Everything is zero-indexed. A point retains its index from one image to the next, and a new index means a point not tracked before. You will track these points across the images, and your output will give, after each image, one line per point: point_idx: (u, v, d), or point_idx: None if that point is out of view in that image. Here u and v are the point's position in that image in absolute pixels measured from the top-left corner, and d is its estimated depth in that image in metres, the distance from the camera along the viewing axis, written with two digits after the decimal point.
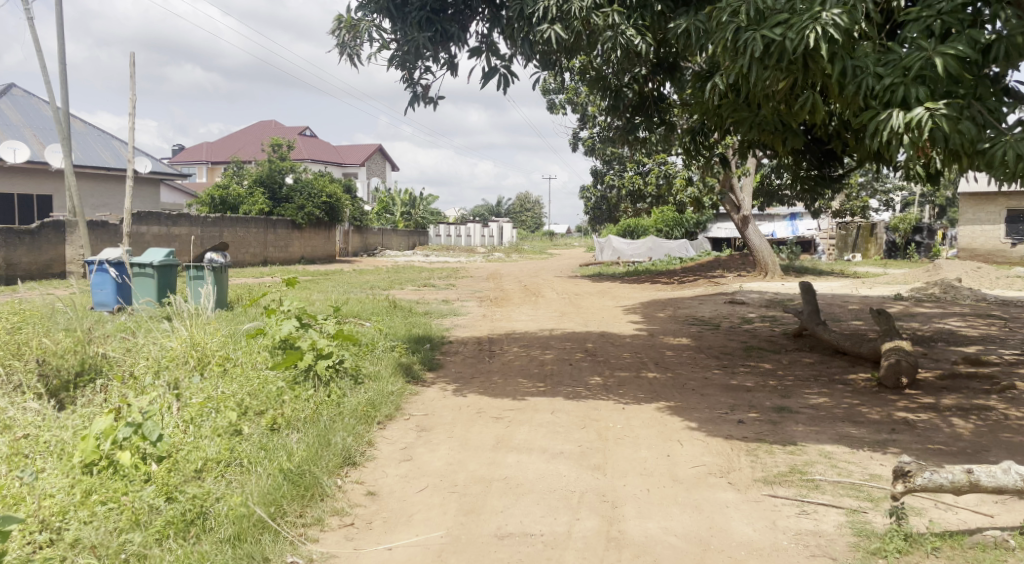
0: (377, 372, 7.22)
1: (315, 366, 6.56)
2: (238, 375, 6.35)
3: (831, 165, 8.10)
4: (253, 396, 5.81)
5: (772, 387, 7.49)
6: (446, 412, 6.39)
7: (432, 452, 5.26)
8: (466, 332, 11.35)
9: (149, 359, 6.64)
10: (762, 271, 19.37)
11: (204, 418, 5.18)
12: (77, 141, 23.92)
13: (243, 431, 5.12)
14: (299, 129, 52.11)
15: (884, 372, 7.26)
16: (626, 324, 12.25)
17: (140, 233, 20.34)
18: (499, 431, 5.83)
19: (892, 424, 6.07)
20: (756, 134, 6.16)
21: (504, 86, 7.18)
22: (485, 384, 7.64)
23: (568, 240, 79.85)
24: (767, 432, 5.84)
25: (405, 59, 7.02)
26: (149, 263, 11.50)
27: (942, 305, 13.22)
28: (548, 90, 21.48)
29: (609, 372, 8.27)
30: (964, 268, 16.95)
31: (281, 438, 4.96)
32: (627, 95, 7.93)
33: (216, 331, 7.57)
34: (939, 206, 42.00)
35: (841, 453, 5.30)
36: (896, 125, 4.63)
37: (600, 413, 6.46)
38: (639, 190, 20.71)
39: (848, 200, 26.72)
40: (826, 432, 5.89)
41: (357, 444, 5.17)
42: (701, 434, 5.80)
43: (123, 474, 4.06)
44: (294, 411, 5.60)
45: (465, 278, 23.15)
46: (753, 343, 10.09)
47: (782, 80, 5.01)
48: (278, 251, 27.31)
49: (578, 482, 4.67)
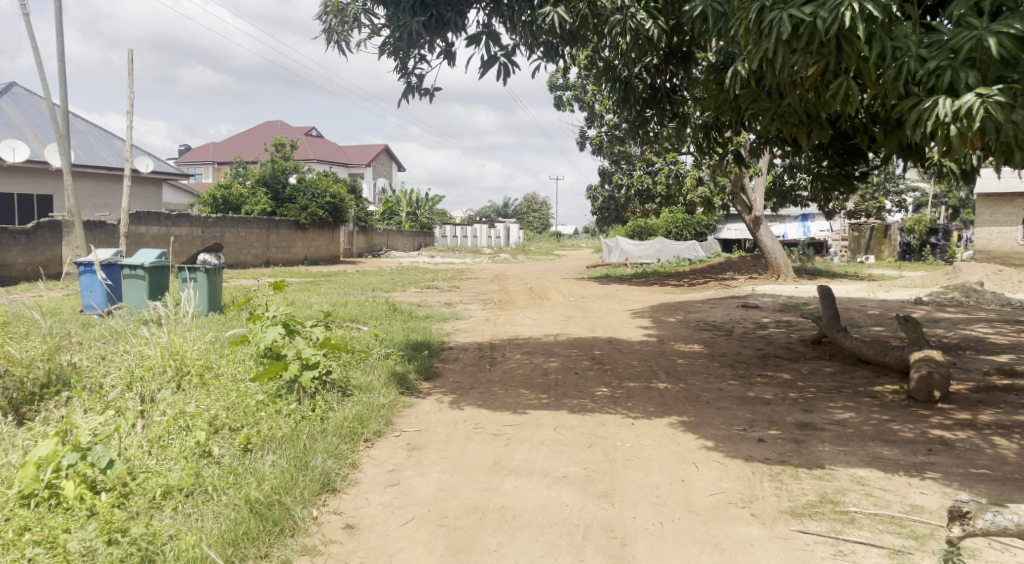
0: (368, 383, 6.74)
1: (300, 378, 6.06)
2: (217, 388, 5.86)
3: (857, 163, 7.51)
4: (229, 410, 5.33)
5: (793, 400, 6.97)
6: (441, 428, 5.89)
7: (421, 475, 4.76)
8: (467, 338, 10.83)
9: (123, 367, 6.18)
10: (775, 274, 18.83)
11: (172, 440, 4.70)
12: (77, 139, 23.54)
13: (212, 452, 4.62)
14: (304, 129, 51.75)
15: (915, 384, 6.74)
16: (635, 329, 11.74)
17: (140, 234, 19.97)
18: (497, 450, 5.33)
19: (928, 445, 5.54)
20: (778, 126, 5.62)
21: (504, 76, 6.69)
22: (483, 396, 7.13)
23: (574, 241, 79.12)
24: (791, 453, 5.32)
25: (397, 47, 6.50)
26: (139, 265, 11.02)
27: (966, 310, 12.64)
28: (555, 86, 20.95)
29: (618, 382, 7.75)
30: (985, 271, 16.33)
31: (254, 461, 4.48)
32: (638, 87, 7.40)
33: (199, 338, 7.12)
34: (952, 206, 41.25)
35: (876, 479, 4.78)
36: (943, 114, 4.12)
37: (606, 429, 5.95)
38: (648, 190, 20.08)
39: (863, 201, 26.13)
40: (856, 453, 5.35)
41: (339, 467, 4.69)
42: (719, 454, 5.28)
43: (67, 508, 3.59)
44: (274, 426, 5.12)
45: (469, 280, 22.63)
46: (769, 351, 9.55)
47: (812, 65, 4.49)
48: (281, 252, 26.89)
49: (582, 514, 4.17)
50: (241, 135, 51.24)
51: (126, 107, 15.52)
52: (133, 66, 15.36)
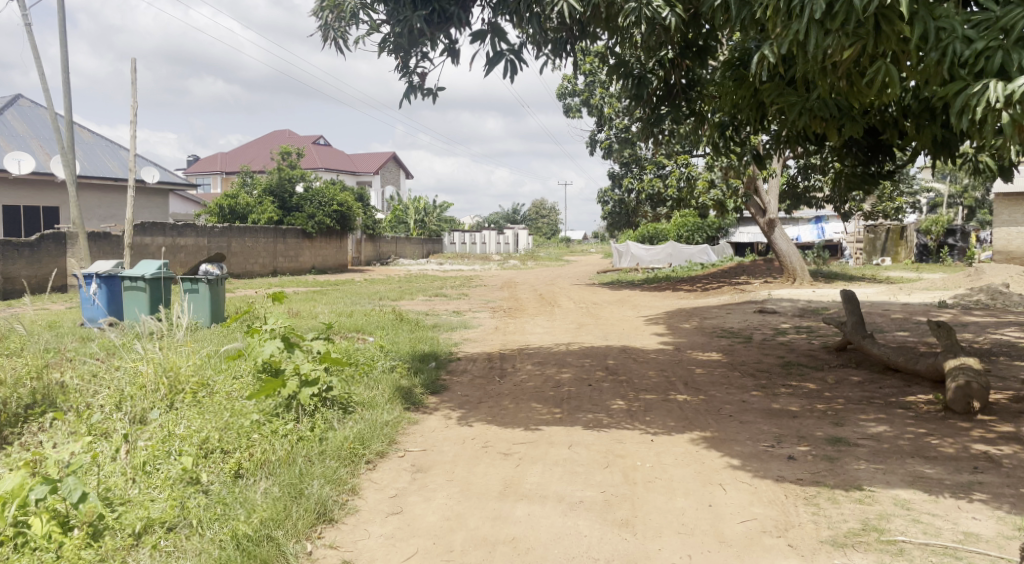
0: (371, 399, 6.39)
1: (299, 395, 5.70)
2: (211, 407, 5.51)
3: (881, 160, 7.08)
4: (223, 431, 4.99)
5: (821, 413, 6.55)
6: (448, 447, 5.54)
7: (426, 502, 4.40)
8: (476, 348, 10.47)
9: (113, 387, 5.85)
10: (791, 277, 18.41)
11: (158, 466, 4.35)
12: (83, 151, 23.40)
13: (201, 479, 4.27)
14: (311, 138, 51.64)
15: (952, 394, 6.34)
16: (650, 337, 11.35)
17: (145, 244, 19.80)
18: (508, 472, 4.96)
19: (973, 461, 5.13)
20: (807, 120, 5.20)
21: (511, 73, 6.35)
22: (493, 411, 6.75)
23: (583, 246, 78.88)
24: (825, 473, 4.93)
25: (399, 44, 6.19)
26: (139, 276, 10.76)
27: (993, 313, 12.13)
28: (562, 92, 20.65)
29: (634, 394, 7.37)
30: (1010, 272, 15.79)
31: (245, 490, 4.12)
32: (652, 82, 7.06)
33: (193, 354, 6.79)
34: (968, 207, 40.37)
35: (921, 502, 4.37)
36: (993, 98, 3.75)
37: (624, 447, 5.57)
38: (659, 193, 19.44)
39: (879, 202, 25.53)
40: (895, 472, 4.95)
41: (337, 493, 4.34)
42: (747, 475, 4.90)
43: (34, 548, 3.27)
44: (269, 447, 4.77)
45: (478, 287, 22.31)
46: (791, 358, 9.13)
47: (848, 48, 4.07)
48: (288, 261, 26.68)
49: (602, 546, 3.81)
50: (250, 145, 51.22)
51: (130, 117, 15.35)
52: (135, 76, 15.18)
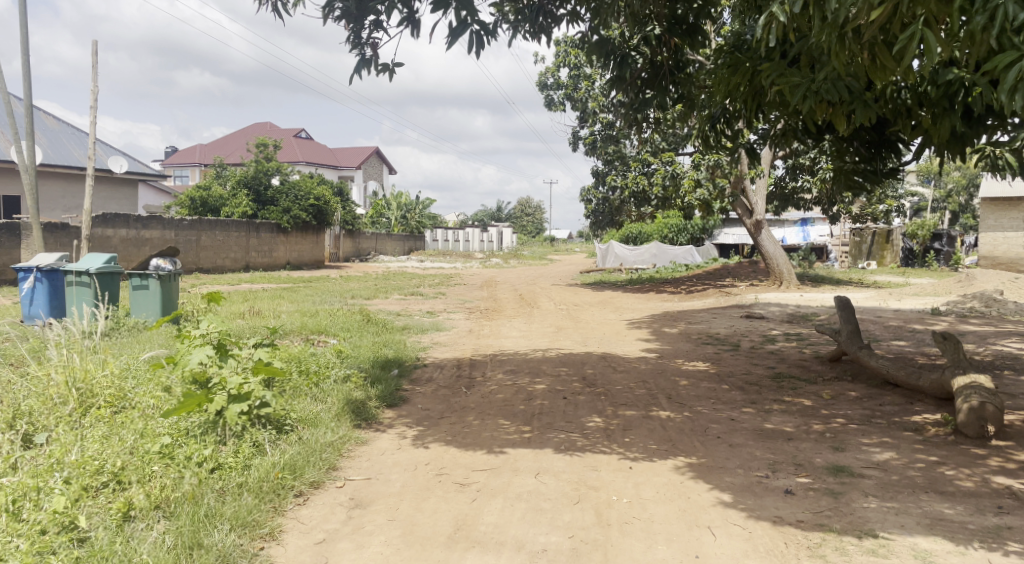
0: (314, 417, 5.60)
1: (226, 412, 4.85)
2: (121, 429, 4.74)
3: (886, 157, 6.37)
4: (125, 458, 4.24)
5: (819, 435, 5.88)
6: (396, 475, 4.79)
7: (358, 551, 3.66)
8: (445, 353, 9.70)
9: (11, 401, 5.09)
10: (777, 280, 17.89)
11: (30, 507, 3.60)
12: (47, 137, 22.34)
13: (80, 524, 3.53)
14: (293, 131, 50.60)
15: (964, 417, 5.69)
16: (631, 342, 10.69)
17: (106, 236, 18.94)
18: (463, 509, 4.24)
19: (997, 499, 4.48)
20: (811, 104, 4.49)
21: (478, 47, 5.56)
22: (454, 429, 5.99)
23: (566, 246, 78.39)
24: (829, 512, 4.25)
25: (350, 10, 5.41)
26: (84, 271, 9.84)
27: (991, 322, 11.55)
28: (545, 85, 19.92)
29: (612, 410, 6.66)
30: (1001, 279, 15.26)
31: (130, 540, 3.39)
32: (637, 61, 6.34)
33: (114, 363, 5.99)
34: (952, 212, 40.00)
35: (946, 554, 3.70)
36: None
37: (598, 477, 4.84)
38: (644, 192, 18.56)
39: (867, 205, 25.02)
40: (910, 512, 4.26)
41: (247, 541, 3.60)
42: (739, 514, 4.21)
43: None
44: (174, 480, 4.01)
45: (456, 286, 21.52)
46: (781, 369, 8.48)
47: (875, 7, 3.36)
48: (261, 256, 25.81)
49: None
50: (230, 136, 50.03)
51: (91, 102, 14.44)
52: (97, 59, 14.26)
